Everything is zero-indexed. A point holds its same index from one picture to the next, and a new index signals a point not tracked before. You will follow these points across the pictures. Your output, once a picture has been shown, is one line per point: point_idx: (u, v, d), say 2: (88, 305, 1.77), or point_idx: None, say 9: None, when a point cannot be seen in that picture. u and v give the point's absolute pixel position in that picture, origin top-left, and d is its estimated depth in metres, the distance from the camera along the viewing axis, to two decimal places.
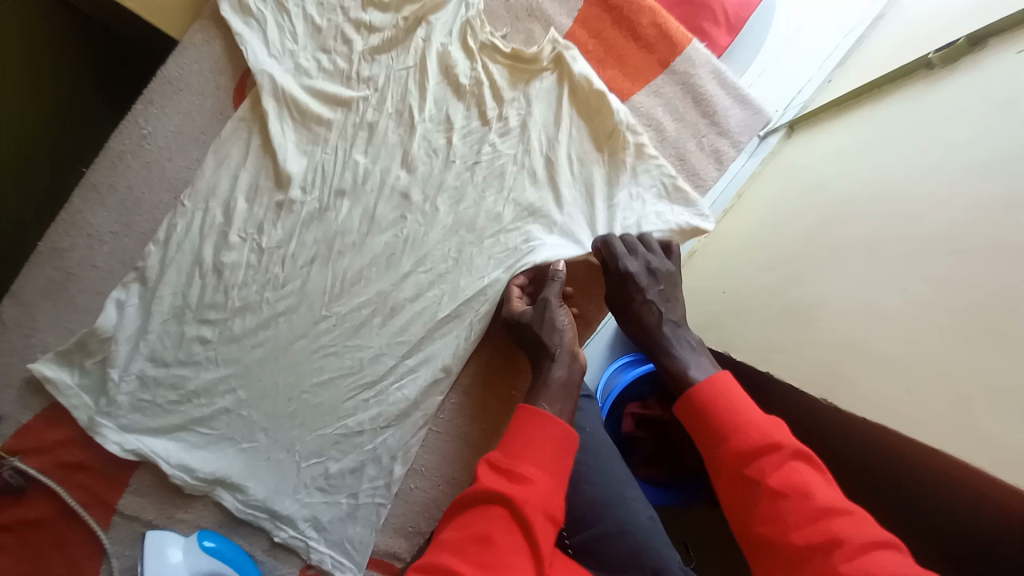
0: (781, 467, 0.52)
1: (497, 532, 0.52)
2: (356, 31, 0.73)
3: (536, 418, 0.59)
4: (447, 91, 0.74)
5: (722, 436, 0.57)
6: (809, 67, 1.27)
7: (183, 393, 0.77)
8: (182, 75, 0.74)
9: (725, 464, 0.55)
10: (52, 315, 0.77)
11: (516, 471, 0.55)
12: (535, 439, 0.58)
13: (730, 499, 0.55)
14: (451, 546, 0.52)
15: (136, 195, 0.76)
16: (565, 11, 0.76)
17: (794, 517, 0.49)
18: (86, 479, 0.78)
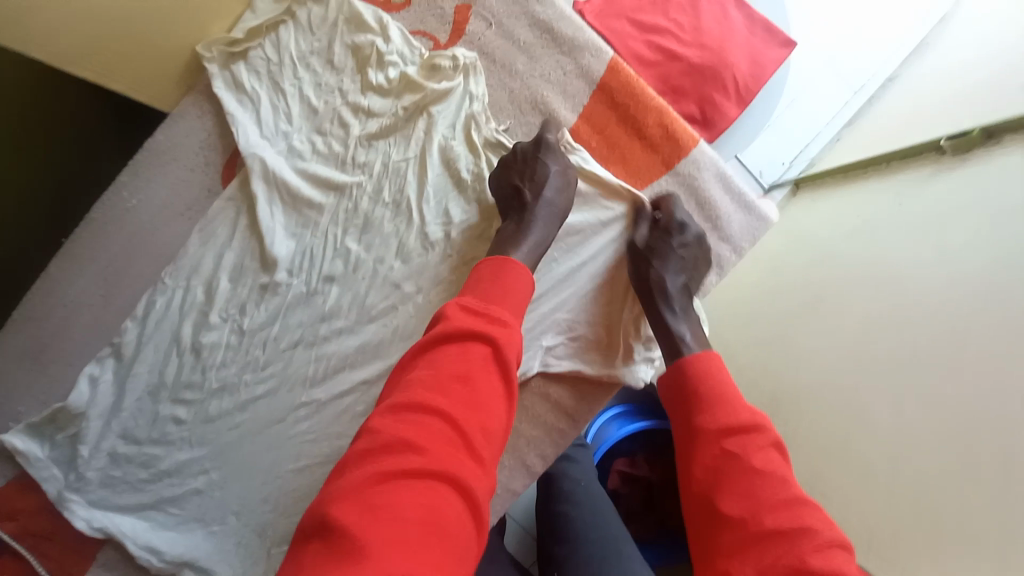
0: (764, 448, 0.56)
1: (480, 372, 0.54)
2: (353, 115, 0.71)
3: (504, 266, 0.62)
4: (448, 182, 0.71)
5: (706, 409, 0.61)
6: (815, 121, 1.25)
7: (154, 472, 0.74)
8: (170, 148, 0.72)
9: (707, 436, 0.59)
10: (22, 383, 0.74)
11: (492, 315, 0.58)
12: (501, 284, 0.61)
13: (700, 475, 0.58)
14: (436, 387, 0.52)
15: (116, 267, 0.73)
16: (570, 104, 0.73)
17: (768, 498, 0.53)
18: (54, 549, 0.74)
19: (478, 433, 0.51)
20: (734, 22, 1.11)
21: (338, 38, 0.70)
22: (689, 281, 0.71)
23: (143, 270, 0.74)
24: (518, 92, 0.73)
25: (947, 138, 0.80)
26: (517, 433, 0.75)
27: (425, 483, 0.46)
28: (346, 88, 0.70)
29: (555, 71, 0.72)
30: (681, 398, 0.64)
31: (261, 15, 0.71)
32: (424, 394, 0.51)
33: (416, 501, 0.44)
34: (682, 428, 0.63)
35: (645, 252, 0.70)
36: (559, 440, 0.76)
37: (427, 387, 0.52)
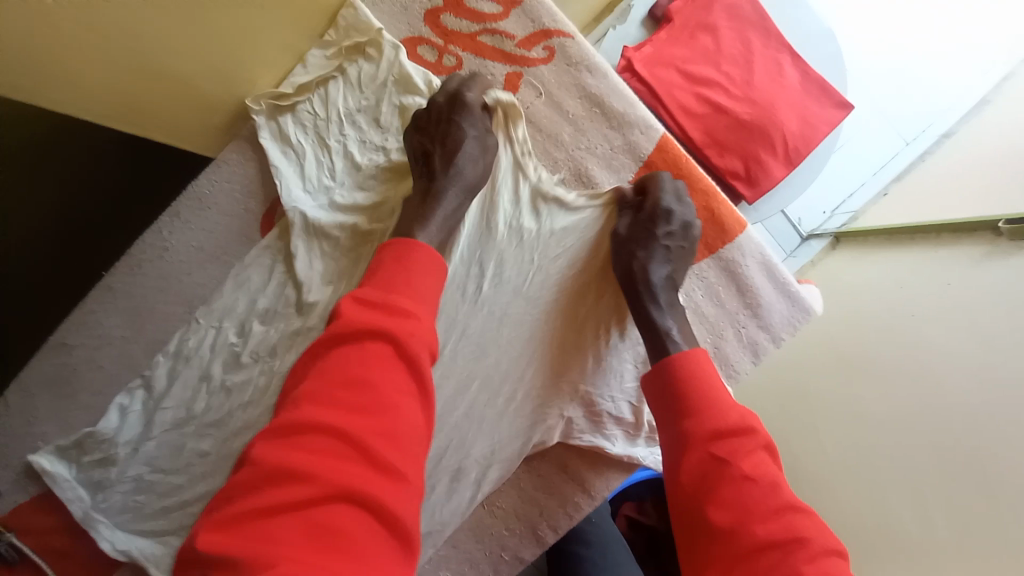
0: (753, 452, 0.55)
1: (379, 371, 0.51)
2: (395, 172, 0.70)
3: (407, 249, 0.58)
4: (484, 239, 0.70)
5: (693, 412, 0.58)
6: (857, 170, 1.22)
7: (178, 500, 0.73)
8: (210, 192, 0.74)
9: (695, 442, 0.57)
10: (54, 405, 0.76)
11: (388, 306, 0.54)
12: (402, 268, 0.57)
13: (687, 481, 0.56)
14: (330, 400, 0.49)
15: (150, 303, 0.75)
16: (614, 178, 0.71)
17: (760, 507, 0.52)
18: (76, 564, 0.77)
19: (381, 440, 0.48)
20: (789, 81, 1.06)
21: (385, 97, 0.70)
22: (675, 272, 0.67)
23: (177, 307, 0.75)
24: (561, 163, 0.71)
25: (1009, 220, 0.79)
26: (531, 499, 0.76)
27: (321, 504, 0.44)
28: (389, 148, 0.70)
29: (601, 145, 0.71)
30: (664, 402, 0.61)
31: (311, 70, 0.71)
32: (316, 407, 0.48)
33: (306, 525, 0.43)
34: (668, 431, 0.60)
35: (626, 245, 0.67)
36: (571, 512, 0.76)
37: (317, 400, 0.49)
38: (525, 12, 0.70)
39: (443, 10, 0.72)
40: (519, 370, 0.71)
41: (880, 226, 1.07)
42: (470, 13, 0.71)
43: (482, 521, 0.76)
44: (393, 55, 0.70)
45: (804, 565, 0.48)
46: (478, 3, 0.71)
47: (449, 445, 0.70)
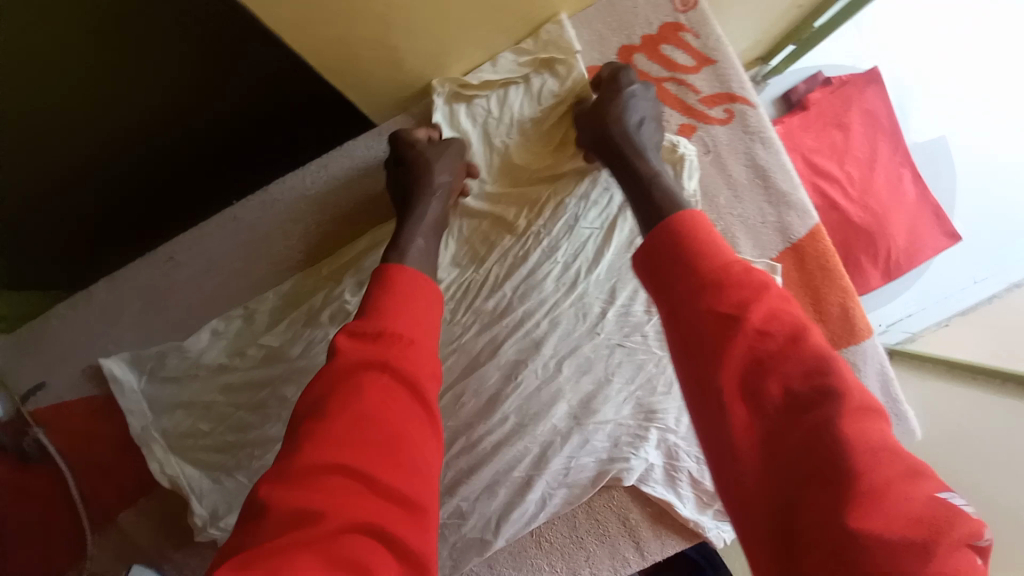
0: (771, 307, 0.47)
1: (383, 412, 0.50)
2: (549, 178, 0.74)
3: (403, 280, 0.58)
4: (626, 260, 0.74)
5: (701, 269, 0.50)
6: (936, 288, 1.16)
7: (240, 438, 0.74)
8: (366, 154, 0.76)
9: (706, 300, 0.48)
10: (143, 315, 0.77)
11: (386, 333, 0.54)
12: (403, 301, 0.57)
13: (694, 337, 0.48)
14: (339, 440, 0.48)
15: (270, 243, 0.76)
16: (756, 251, 0.69)
17: (781, 363, 0.45)
18: (107, 475, 0.78)
19: (395, 470, 0.48)
20: (906, 196, 1.07)
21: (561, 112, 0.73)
22: (649, 121, 0.66)
23: (296, 252, 0.76)
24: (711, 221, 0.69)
25: None
26: (579, 542, 0.75)
27: (336, 538, 0.43)
28: (547, 159, 0.74)
29: (754, 214, 0.69)
30: (672, 274, 0.51)
31: (500, 74, 0.74)
32: (324, 448, 0.47)
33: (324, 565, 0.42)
34: (677, 313, 0.50)
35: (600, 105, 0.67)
36: (617, 566, 0.74)
37: (325, 439, 0.47)
38: (717, 72, 0.69)
39: (637, 49, 0.71)
40: (610, 403, 0.73)
41: (945, 353, 1.04)
42: (663, 58, 0.70)
43: (523, 550, 0.75)
44: (581, 77, 0.72)
45: (852, 428, 0.41)
46: (674, 52, 0.70)
47: (521, 453, 0.73)
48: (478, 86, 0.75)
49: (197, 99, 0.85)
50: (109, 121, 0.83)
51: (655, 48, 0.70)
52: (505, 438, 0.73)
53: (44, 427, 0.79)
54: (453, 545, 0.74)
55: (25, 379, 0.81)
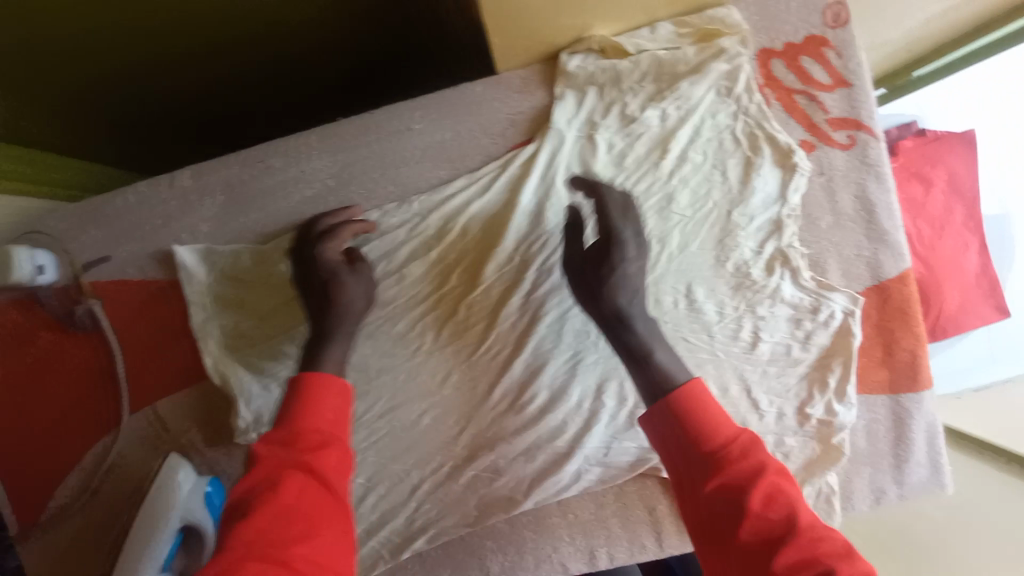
0: (761, 486, 0.45)
1: (297, 511, 0.47)
2: (659, 149, 0.69)
3: (311, 383, 0.55)
4: (710, 257, 0.70)
5: (694, 445, 0.48)
6: (972, 358, 1.13)
7: (298, 353, 0.76)
8: (477, 98, 0.72)
9: (698, 483, 0.47)
10: (222, 212, 0.77)
11: (299, 444, 0.51)
12: (311, 402, 0.54)
13: (695, 524, 0.47)
14: (252, 546, 0.45)
15: (365, 170, 0.74)
16: (844, 282, 0.70)
17: (778, 550, 0.42)
18: (150, 361, 0.79)
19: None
20: (968, 265, 1.08)
21: (702, 96, 0.68)
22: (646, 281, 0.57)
23: (387, 183, 0.75)
24: (808, 244, 0.69)
25: None
26: (601, 522, 0.76)
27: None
28: (664, 129, 0.68)
29: (850, 246, 0.69)
30: (665, 438, 0.50)
31: (656, 41, 0.67)
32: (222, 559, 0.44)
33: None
34: (679, 490, 0.49)
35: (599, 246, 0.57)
36: (632, 551, 0.76)
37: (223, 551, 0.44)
38: (850, 96, 0.69)
39: (777, 54, 0.69)
40: None
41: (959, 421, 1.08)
42: (801, 70, 0.69)
43: (547, 518, 0.77)
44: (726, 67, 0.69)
45: None
46: (812, 66, 0.69)
47: (564, 425, 0.75)
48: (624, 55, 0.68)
49: (341, 37, 0.93)
50: (257, 52, 0.90)
51: (799, 56, 0.69)
52: (553, 409, 0.75)
53: (95, 299, 0.78)
54: (479, 499, 0.77)
55: (83, 248, 0.78)
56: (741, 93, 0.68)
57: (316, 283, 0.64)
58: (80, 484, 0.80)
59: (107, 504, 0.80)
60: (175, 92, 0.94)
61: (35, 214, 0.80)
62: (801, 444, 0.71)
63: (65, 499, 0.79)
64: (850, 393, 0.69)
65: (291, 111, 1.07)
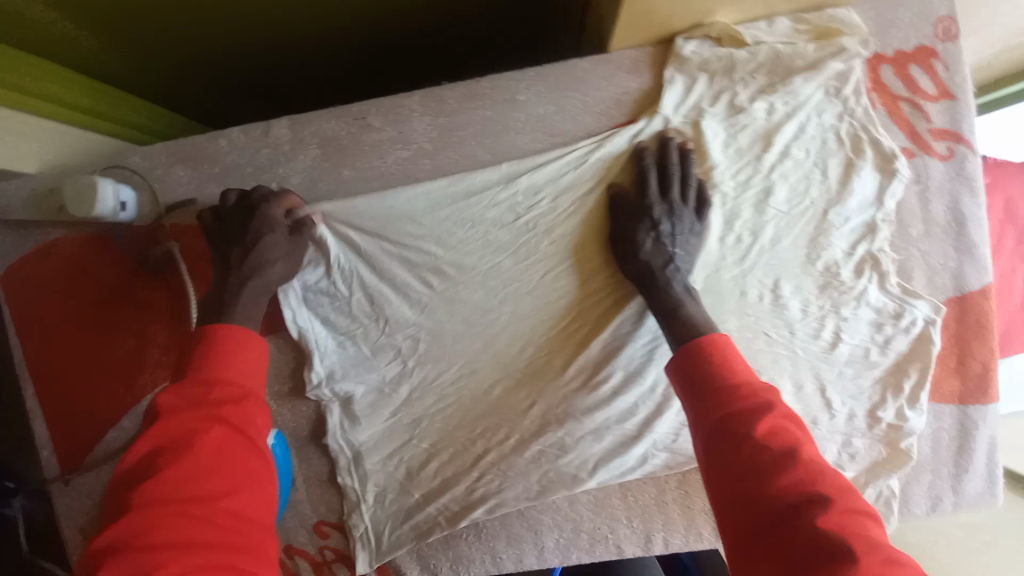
0: (774, 423, 0.55)
1: (216, 457, 0.52)
2: (765, 142, 0.69)
3: (235, 335, 0.60)
4: (801, 255, 0.71)
5: (716, 389, 0.59)
6: None
7: (376, 312, 0.76)
8: (585, 74, 0.71)
9: (717, 416, 0.57)
10: (312, 165, 0.76)
11: (223, 391, 0.56)
12: (233, 352, 0.59)
13: (714, 455, 0.56)
14: (168, 486, 0.49)
15: (463, 136, 0.74)
16: (927, 291, 0.71)
17: (785, 473, 0.51)
18: None
19: (233, 518, 0.50)
20: None
21: (811, 94, 0.68)
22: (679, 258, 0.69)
23: (482, 150, 0.74)
24: (897, 249, 0.71)
25: None
26: (661, 507, 0.78)
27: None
28: (772, 122, 0.69)
29: (937, 256, 0.71)
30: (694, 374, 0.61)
31: (775, 35, 0.67)
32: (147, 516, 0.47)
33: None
34: (701, 426, 0.58)
35: (633, 221, 0.70)
36: (690, 538, 0.77)
37: (147, 496, 0.48)
38: (954, 109, 0.70)
39: (887, 61, 0.70)
40: None
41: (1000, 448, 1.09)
42: (909, 79, 0.70)
43: (607, 498, 0.78)
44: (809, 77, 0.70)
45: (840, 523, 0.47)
46: (920, 76, 0.70)
47: (635, 408, 0.76)
48: (742, 45, 0.67)
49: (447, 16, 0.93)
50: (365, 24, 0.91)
51: (908, 65, 0.70)
52: (626, 391, 0.75)
53: (176, 242, 0.78)
54: (541, 475, 0.77)
55: (172, 189, 0.78)
56: (850, 94, 0.68)
57: (240, 255, 0.69)
58: (141, 423, 0.81)
59: None
60: (276, 57, 0.96)
61: (128, 150, 0.80)
62: (868, 447, 0.72)
63: (127, 435, 0.82)
64: (922, 399, 0.71)
65: (379, 75, 1.08)
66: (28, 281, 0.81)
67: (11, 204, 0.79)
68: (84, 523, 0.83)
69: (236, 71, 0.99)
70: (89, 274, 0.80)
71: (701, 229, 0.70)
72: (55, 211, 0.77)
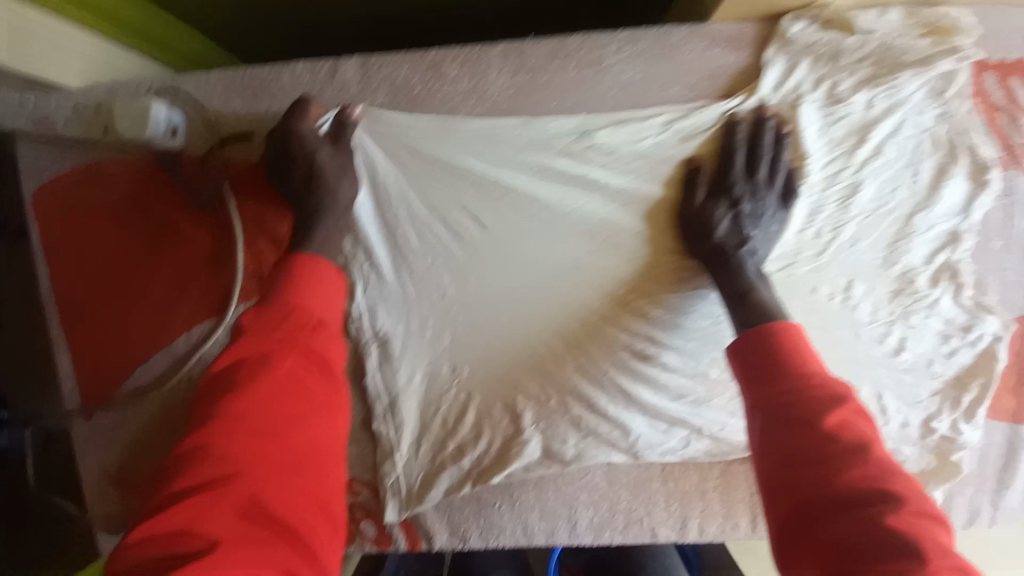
0: (847, 414, 0.51)
1: (294, 384, 0.51)
2: (858, 137, 0.67)
3: (313, 266, 0.59)
4: (878, 258, 0.69)
5: (785, 373, 0.55)
6: None
7: (432, 266, 0.73)
8: (682, 44, 0.68)
9: (781, 400, 0.53)
10: (380, 108, 0.72)
11: (302, 320, 0.55)
12: (312, 284, 0.58)
13: (771, 439, 0.52)
14: (249, 402, 0.50)
15: (545, 94, 0.70)
16: (1002, 306, 0.70)
17: (852, 466, 0.47)
18: (266, 249, 0.75)
19: (301, 444, 0.50)
20: None
21: (913, 91, 0.66)
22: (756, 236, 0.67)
23: (563, 112, 0.71)
24: (976, 260, 0.69)
25: None
26: (700, 494, 0.78)
27: (255, 509, 0.44)
28: (868, 117, 0.67)
29: (1015, 272, 0.69)
30: (760, 355, 0.57)
31: (882, 27, 0.66)
32: (228, 429, 0.48)
33: (236, 524, 0.43)
34: (761, 408, 0.55)
35: (712, 195, 0.68)
36: (723, 525, 0.78)
37: (229, 412, 0.49)
38: None
39: (991, 67, 0.68)
40: None
41: None
42: (1012, 87, 0.68)
43: (647, 481, 0.78)
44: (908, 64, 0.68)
45: (908, 526, 0.43)
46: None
47: (685, 393, 0.74)
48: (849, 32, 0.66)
49: None
50: None
51: (1012, 74, 0.68)
52: (678, 374, 0.74)
53: (224, 176, 0.73)
54: (581, 451, 0.76)
55: (230, 120, 0.74)
56: (951, 97, 0.67)
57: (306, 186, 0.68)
58: (172, 362, 0.78)
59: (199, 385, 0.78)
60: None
61: (184, 75, 0.76)
62: (915, 455, 0.72)
63: (154, 373, 0.78)
64: (978, 414, 0.70)
65: (441, 31, 1.03)
66: (55, 203, 0.76)
67: (53, 117, 0.74)
68: (106, 457, 0.81)
69: (297, 11, 0.93)
70: (121, 202, 0.75)
71: (783, 217, 0.68)
72: (100, 129, 0.73)
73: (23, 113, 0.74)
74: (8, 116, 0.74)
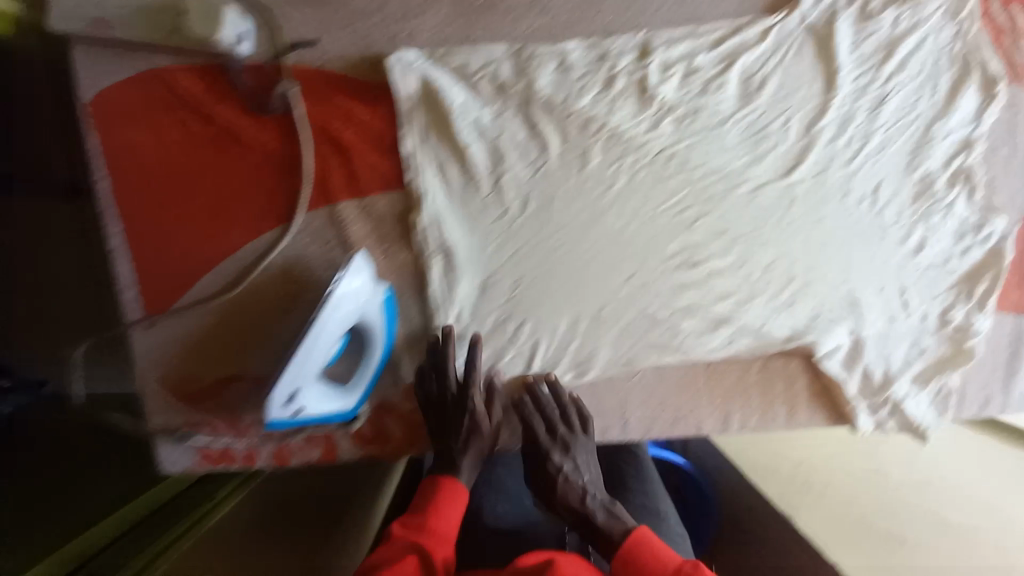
0: None
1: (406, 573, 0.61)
2: (886, 51, 0.75)
3: (449, 492, 0.72)
4: (902, 162, 0.77)
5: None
6: None
7: (494, 172, 0.77)
8: None
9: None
10: (445, 19, 0.75)
11: (426, 525, 0.67)
12: (444, 504, 0.71)
13: None
14: None
15: (603, 8, 0.75)
16: (1008, 208, 0.78)
17: None
18: (331, 157, 0.77)
19: None
20: None
21: (933, 11, 0.74)
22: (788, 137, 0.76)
23: (620, 25, 0.76)
24: (987, 166, 0.77)
25: None
26: (742, 389, 0.82)
27: None
28: (893, 33, 0.75)
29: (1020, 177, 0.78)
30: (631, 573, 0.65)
31: None
32: None
33: None
34: None
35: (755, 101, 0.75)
36: (764, 420, 0.83)
37: None
38: None
39: None
40: (827, 283, 0.78)
41: None
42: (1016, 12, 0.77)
43: (692, 380, 0.82)
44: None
45: None
46: None
47: (732, 294, 0.79)
48: None
49: None
50: None
51: None
52: (725, 275, 0.79)
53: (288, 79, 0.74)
54: (633, 350, 0.80)
55: (292, 25, 0.75)
56: (965, 17, 0.75)
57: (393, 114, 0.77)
58: (234, 273, 0.78)
59: (257, 294, 0.78)
60: None
61: None
62: (935, 343, 0.80)
63: (212, 283, 0.78)
64: (988, 305, 0.78)
65: None
66: (110, 108, 0.75)
67: (109, 20, 0.72)
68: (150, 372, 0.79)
69: None
70: (186, 109, 0.76)
71: (818, 123, 0.76)
72: (163, 31, 0.72)
73: (79, 16, 0.71)
74: (64, 17, 0.71)
